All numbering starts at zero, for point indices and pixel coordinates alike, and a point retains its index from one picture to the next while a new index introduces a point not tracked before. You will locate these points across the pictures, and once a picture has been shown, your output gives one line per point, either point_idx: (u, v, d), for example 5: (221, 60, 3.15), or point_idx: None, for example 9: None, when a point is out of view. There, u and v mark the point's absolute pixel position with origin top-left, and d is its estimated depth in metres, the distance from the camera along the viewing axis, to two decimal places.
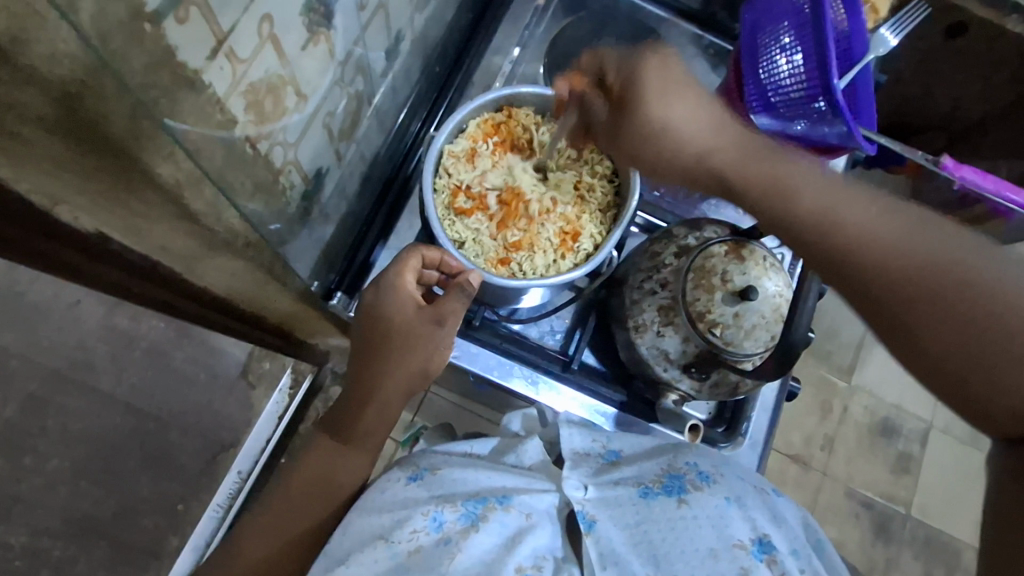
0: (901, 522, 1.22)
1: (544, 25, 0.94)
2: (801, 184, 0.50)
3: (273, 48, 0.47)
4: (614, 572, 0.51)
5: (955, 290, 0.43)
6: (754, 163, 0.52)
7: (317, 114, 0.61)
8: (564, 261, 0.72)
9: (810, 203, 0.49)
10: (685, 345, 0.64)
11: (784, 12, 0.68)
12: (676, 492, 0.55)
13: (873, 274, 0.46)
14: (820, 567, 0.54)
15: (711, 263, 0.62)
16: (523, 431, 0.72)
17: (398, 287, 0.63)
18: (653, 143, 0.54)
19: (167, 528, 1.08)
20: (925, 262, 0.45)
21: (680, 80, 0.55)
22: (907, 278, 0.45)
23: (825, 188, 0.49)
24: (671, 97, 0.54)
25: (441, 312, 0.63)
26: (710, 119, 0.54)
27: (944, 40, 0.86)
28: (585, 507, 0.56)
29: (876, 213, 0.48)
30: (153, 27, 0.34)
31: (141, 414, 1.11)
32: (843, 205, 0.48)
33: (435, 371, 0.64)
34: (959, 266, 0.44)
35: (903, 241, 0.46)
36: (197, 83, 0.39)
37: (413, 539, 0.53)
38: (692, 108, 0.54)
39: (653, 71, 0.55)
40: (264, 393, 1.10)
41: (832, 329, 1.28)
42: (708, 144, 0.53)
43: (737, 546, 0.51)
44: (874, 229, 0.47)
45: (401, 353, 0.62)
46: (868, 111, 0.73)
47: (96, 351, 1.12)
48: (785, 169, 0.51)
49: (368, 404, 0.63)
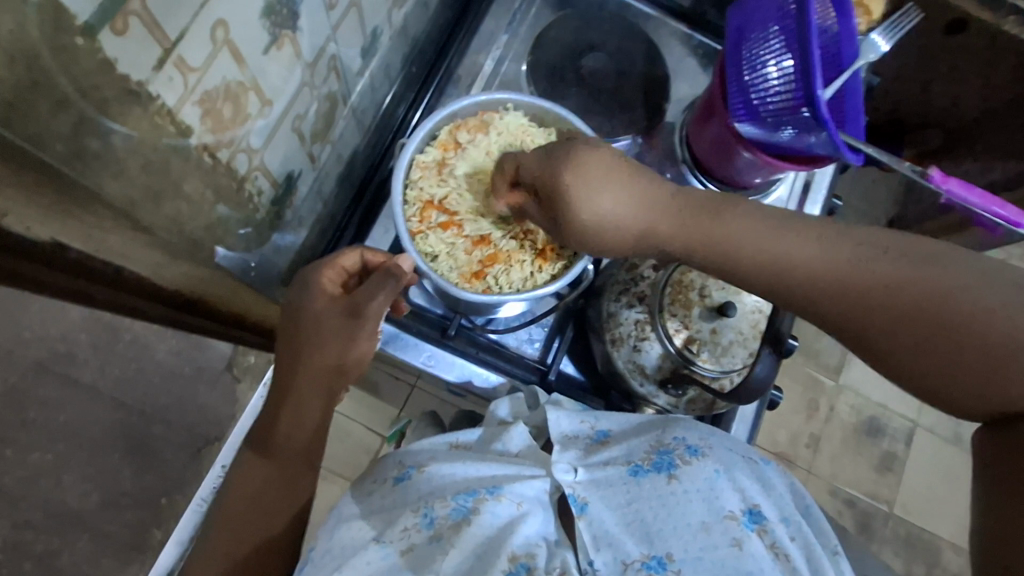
0: (884, 520, 1.23)
1: (530, 20, 0.91)
2: (739, 231, 0.48)
3: (230, 54, 0.45)
4: (609, 556, 0.48)
5: (900, 300, 0.43)
6: (699, 215, 0.50)
7: (286, 118, 0.59)
8: (540, 274, 0.69)
9: (758, 244, 0.48)
10: (662, 359, 0.62)
11: (771, 16, 0.67)
12: (665, 467, 0.51)
13: (821, 297, 0.46)
14: (810, 534, 0.50)
15: (690, 277, 0.62)
16: (511, 416, 0.65)
17: (319, 286, 0.57)
18: (597, 238, 0.51)
19: (150, 520, 1.06)
20: (862, 277, 0.44)
21: (609, 164, 0.50)
22: (853, 294, 0.44)
23: (765, 232, 0.48)
24: (597, 186, 0.49)
25: (356, 305, 0.55)
26: (641, 195, 0.50)
27: (943, 35, 0.84)
28: (575, 490, 0.52)
29: (812, 240, 0.47)
30: (85, 41, 0.33)
31: (125, 408, 1.07)
32: (794, 249, 0.47)
33: (354, 370, 0.56)
34: (908, 282, 0.43)
35: (850, 264, 0.45)
36: (142, 95, 0.38)
37: (404, 538, 0.50)
38: (623, 194, 0.50)
39: (570, 170, 0.50)
40: (250, 385, 1.06)
41: (820, 327, 1.29)
42: (643, 216, 0.50)
43: (728, 518, 0.48)
44: (809, 257, 0.46)
45: (315, 346, 0.54)
46: (855, 118, 0.71)
47: (78, 341, 1.06)
48: (727, 227, 0.49)
49: (284, 403, 0.56)
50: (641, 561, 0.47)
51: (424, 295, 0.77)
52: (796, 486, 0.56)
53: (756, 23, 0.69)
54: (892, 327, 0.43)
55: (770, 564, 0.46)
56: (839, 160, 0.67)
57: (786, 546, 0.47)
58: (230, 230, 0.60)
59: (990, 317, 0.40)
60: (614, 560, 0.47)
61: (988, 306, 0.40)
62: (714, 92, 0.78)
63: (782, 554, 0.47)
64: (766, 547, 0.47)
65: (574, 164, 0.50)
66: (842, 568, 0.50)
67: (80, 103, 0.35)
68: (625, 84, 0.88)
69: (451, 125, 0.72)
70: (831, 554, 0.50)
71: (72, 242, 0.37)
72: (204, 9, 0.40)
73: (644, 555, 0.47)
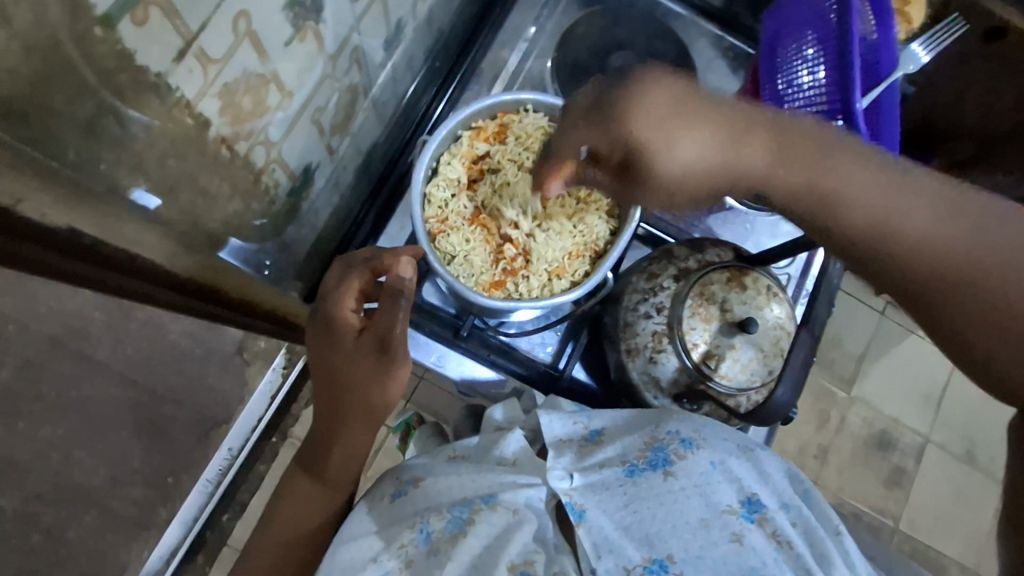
0: (890, 535, 1.20)
1: (557, 16, 0.89)
2: (841, 175, 0.40)
3: (251, 46, 0.44)
4: (611, 563, 0.46)
5: (1014, 297, 0.36)
6: (796, 146, 0.41)
7: (306, 109, 0.58)
8: (558, 281, 0.69)
9: (858, 187, 0.39)
10: (678, 373, 0.61)
11: (807, 23, 0.65)
12: (660, 464, 0.51)
13: (922, 271, 0.38)
14: (811, 518, 0.51)
15: (710, 290, 0.60)
16: (506, 422, 0.63)
17: (339, 321, 0.56)
18: (680, 190, 0.45)
19: (156, 499, 0.97)
20: (975, 257, 0.37)
21: (680, 95, 0.43)
22: (953, 282, 0.37)
23: (876, 186, 0.39)
24: (670, 127, 0.42)
25: (382, 340, 0.54)
26: (721, 126, 0.42)
27: (981, 44, 0.82)
28: (572, 498, 0.50)
29: (912, 193, 0.39)
30: (103, 32, 0.32)
31: (134, 387, 0.95)
32: (898, 205, 0.39)
33: (393, 402, 0.56)
34: (1014, 269, 0.37)
35: (970, 240, 0.37)
36: (160, 87, 0.38)
37: (402, 555, 0.50)
38: (706, 130, 0.42)
39: (641, 112, 0.43)
40: (260, 369, 1.02)
41: (836, 337, 1.26)
42: (727, 157, 0.42)
43: (726, 512, 0.48)
44: (918, 228, 0.38)
45: (351, 394, 0.54)
46: (890, 130, 0.68)
47: (93, 319, 0.92)
48: (830, 171, 0.40)
49: (335, 442, 0.57)
50: (643, 566, 0.46)
51: (439, 295, 0.76)
52: (794, 471, 0.56)
53: (791, 30, 0.67)
54: (986, 327, 0.37)
55: (773, 554, 0.46)
56: None
57: (788, 532, 0.48)
58: (245, 221, 0.59)
59: None
60: (617, 566, 0.46)
61: None
62: (744, 98, 0.76)
63: (784, 542, 0.47)
64: (768, 537, 0.47)
65: (642, 102, 0.43)
66: (847, 548, 0.50)
67: (98, 93, 0.34)
68: None
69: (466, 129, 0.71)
70: (833, 535, 0.51)
71: (92, 228, 0.35)
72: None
73: (646, 559, 0.46)
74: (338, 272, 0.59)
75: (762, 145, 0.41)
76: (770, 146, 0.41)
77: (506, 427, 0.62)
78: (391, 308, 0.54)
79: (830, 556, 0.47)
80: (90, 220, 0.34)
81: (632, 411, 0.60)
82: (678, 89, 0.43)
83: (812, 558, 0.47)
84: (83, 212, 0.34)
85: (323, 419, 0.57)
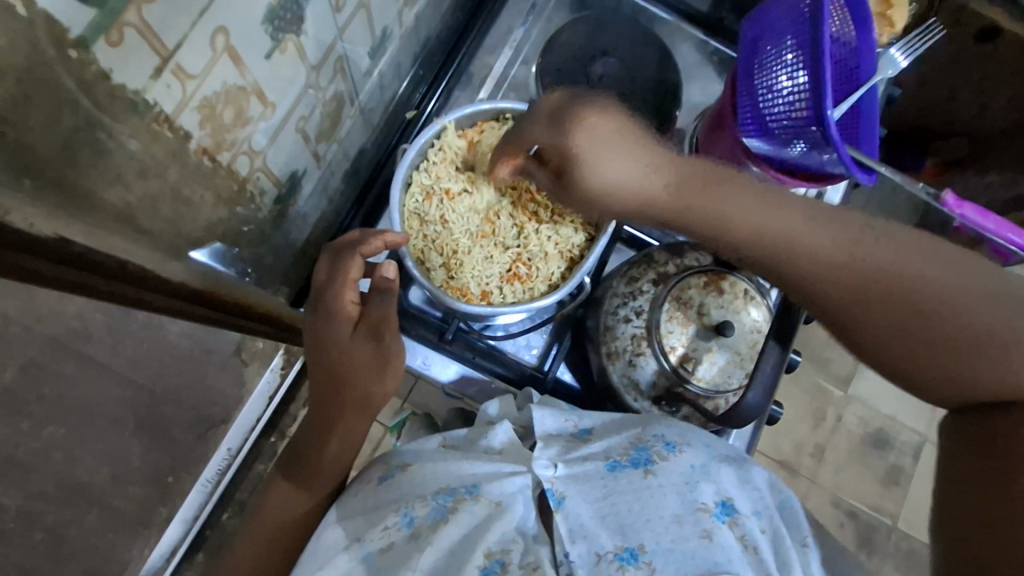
0: (887, 534, 1.21)
1: (543, 22, 0.90)
2: (733, 206, 0.50)
3: (230, 60, 0.45)
4: (585, 548, 0.48)
5: (898, 296, 0.45)
6: (699, 188, 0.52)
7: (290, 119, 0.59)
8: (539, 286, 0.70)
9: (747, 208, 0.50)
10: (657, 376, 0.61)
11: (788, 27, 0.65)
12: (642, 463, 0.52)
13: (803, 272, 0.48)
14: (782, 529, 0.53)
15: (690, 294, 0.61)
16: (499, 416, 0.65)
17: (338, 311, 0.58)
18: (615, 207, 0.54)
19: (156, 497, 0.99)
20: (865, 264, 0.46)
21: (619, 128, 0.53)
22: (840, 285, 0.47)
23: (757, 208, 0.50)
24: (606, 146, 0.52)
25: (378, 328, 0.57)
26: (643, 155, 0.53)
27: (973, 43, 0.80)
28: (553, 485, 0.51)
29: (812, 224, 0.48)
30: (79, 54, 0.33)
31: (135, 386, 0.93)
32: (782, 225, 0.49)
33: (381, 393, 0.58)
34: (897, 263, 0.46)
35: (842, 246, 0.47)
36: (139, 103, 0.39)
37: (385, 537, 0.51)
38: (638, 157, 0.52)
39: (582, 131, 0.53)
40: (257, 370, 1.04)
41: (831, 336, 1.27)
42: (647, 179, 0.52)
43: (701, 510, 0.49)
44: (819, 245, 0.48)
45: (344, 382, 0.56)
46: (869, 136, 0.69)
47: (94, 319, 0.84)
48: (726, 194, 0.51)
49: (329, 433, 0.57)
50: (614, 553, 0.47)
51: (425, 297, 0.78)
52: (775, 481, 0.58)
53: (772, 33, 0.67)
54: (876, 310, 0.45)
55: (739, 555, 0.47)
56: (849, 177, 0.66)
57: (755, 538, 0.49)
58: (231, 229, 0.60)
59: (963, 313, 0.43)
60: (588, 552, 0.47)
61: (965, 305, 0.43)
62: (727, 101, 0.76)
63: (750, 546, 0.49)
64: (736, 538, 0.48)
65: (587, 126, 0.53)
66: (809, 560, 0.52)
67: (76, 110, 0.35)
68: (637, 90, 0.86)
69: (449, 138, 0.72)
70: (799, 546, 0.53)
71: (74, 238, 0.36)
72: (204, 16, 0.40)
73: (617, 547, 0.47)
74: (337, 259, 0.61)
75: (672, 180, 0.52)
76: (679, 178, 0.52)
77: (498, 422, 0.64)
78: (383, 301, 0.59)
79: (790, 565, 0.49)
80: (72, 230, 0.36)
81: (622, 416, 0.61)
82: (613, 123, 0.54)
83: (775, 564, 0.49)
84: (71, 222, 0.36)
85: (315, 407, 0.58)
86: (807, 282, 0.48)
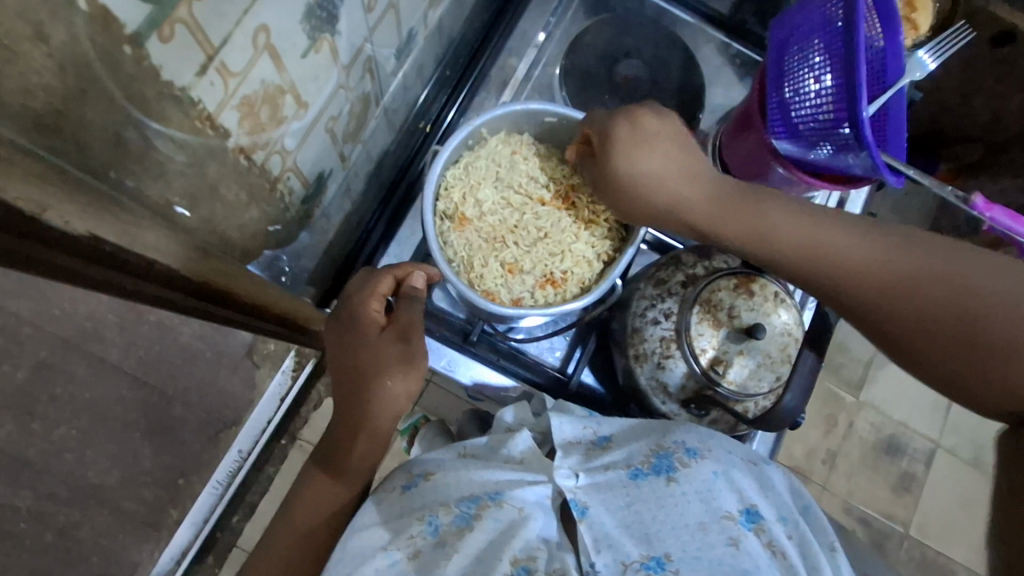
0: (900, 541, 1.20)
1: (566, 24, 0.91)
2: (773, 219, 0.53)
3: (270, 58, 0.45)
4: (610, 558, 0.47)
5: (951, 308, 0.45)
6: (724, 208, 0.55)
7: (320, 119, 0.59)
8: (570, 289, 0.70)
9: (788, 227, 0.53)
10: (687, 379, 0.61)
11: (816, 30, 0.64)
12: (664, 470, 0.51)
13: (842, 286, 0.50)
14: (806, 532, 0.52)
15: (719, 296, 0.61)
16: (517, 423, 0.63)
17: (364, 318, 0.59)
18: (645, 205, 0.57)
19: (165, 499, 0.95)
20: (922, 275, 0.47)
21: (659, 132, 0.56)
22: (891, 297, 0.48)
23: (796, 224, 0.52)
24: (647, 149, 0.55)
25: (405, 329, 0.59)
26: (679, 164, 0.56)
27: (989, 48, 0.80)
28: (576, 495, 0.51)
29: (847, 237, 0.51)
30: (132, 49, 0.34)
31: (146, 388, 0.95)
32: (822, 239, 0.51)
33: (406, 393, 0.57)
34: (950, 278, 0.46)
35: (882, 260, 0.49)
36: (184, 100, 0.39)
37: (410, 544, 0.50)
38: (672, 159, 0.56)
39: (627, 128, 0.56)
40: (269, 373, 0.99)
41: (843, 341, 1.25)
42: (680, 187, 0.55)
43: (726, 517, 0.48)
44: (852, 254, 0.50)
45: (371, 385, 0.56)
46: (897, 137, 0.69)
47: (106, 321, 0.91)
48: (761, 212, 0.54)
49: (359, 433, 0.57)
50: (640, 562, 0.46)
51: (448, 300, 0.78)
52: (794, 486, 0.58)
53: (800, 35, 0.67)
54: (925, 323, 0.46)
55: (767, 562, 0.46)
56: (878, 180, 0.66)
57: (782, 543, 0.48)
58: (261, 228, 0.60)
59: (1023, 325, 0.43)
60: (614, 561, 0.46)
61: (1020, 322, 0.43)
62: (751, 104, 0.77)
63: (778, 551, 0.47)
64: (764, 545, 0.47)
65: (634, 123, 0.56)
66: (839, 563, 0.51)
67: (125, 107, 0.36)
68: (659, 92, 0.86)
69: (479, 139, 0.72)
70: (828, 549, 0.52)
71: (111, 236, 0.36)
72: (248, 14, 0.40)
73: (643, 556, 0.46)
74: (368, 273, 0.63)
75: (705, 192, 0.55)
76: (709, 194, 0.55)
77: (517, 428, 0.62)
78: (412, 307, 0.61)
79: (822, 569, 0.48)
80: (110, 227, 0.36)
81: (638, 420, 0.61)
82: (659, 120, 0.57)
83: (805, 569, 0.48)
84: (105, 220, 0.36)
85: (344, 410, 0.58)
86: (850, 297, 0.50)
